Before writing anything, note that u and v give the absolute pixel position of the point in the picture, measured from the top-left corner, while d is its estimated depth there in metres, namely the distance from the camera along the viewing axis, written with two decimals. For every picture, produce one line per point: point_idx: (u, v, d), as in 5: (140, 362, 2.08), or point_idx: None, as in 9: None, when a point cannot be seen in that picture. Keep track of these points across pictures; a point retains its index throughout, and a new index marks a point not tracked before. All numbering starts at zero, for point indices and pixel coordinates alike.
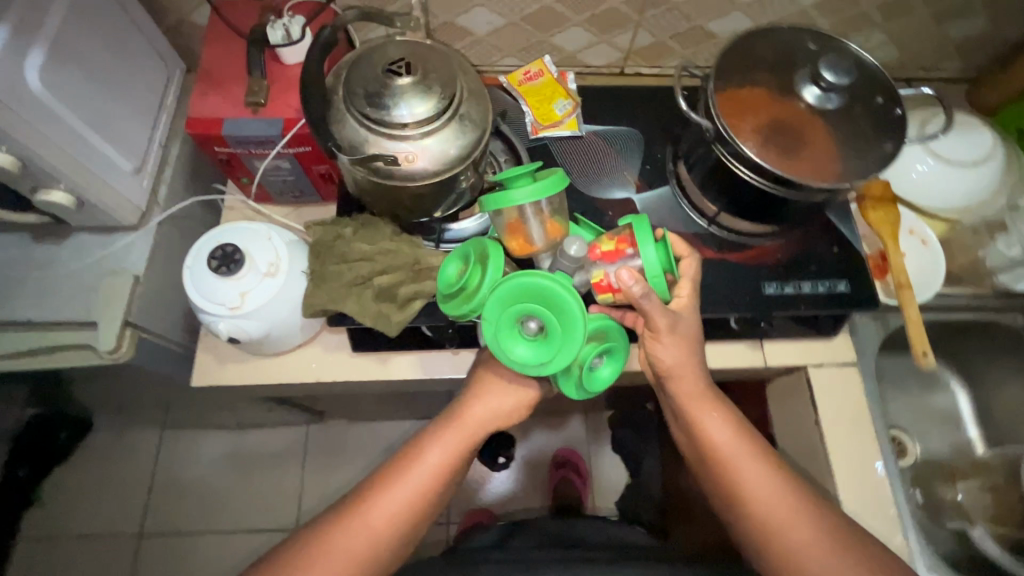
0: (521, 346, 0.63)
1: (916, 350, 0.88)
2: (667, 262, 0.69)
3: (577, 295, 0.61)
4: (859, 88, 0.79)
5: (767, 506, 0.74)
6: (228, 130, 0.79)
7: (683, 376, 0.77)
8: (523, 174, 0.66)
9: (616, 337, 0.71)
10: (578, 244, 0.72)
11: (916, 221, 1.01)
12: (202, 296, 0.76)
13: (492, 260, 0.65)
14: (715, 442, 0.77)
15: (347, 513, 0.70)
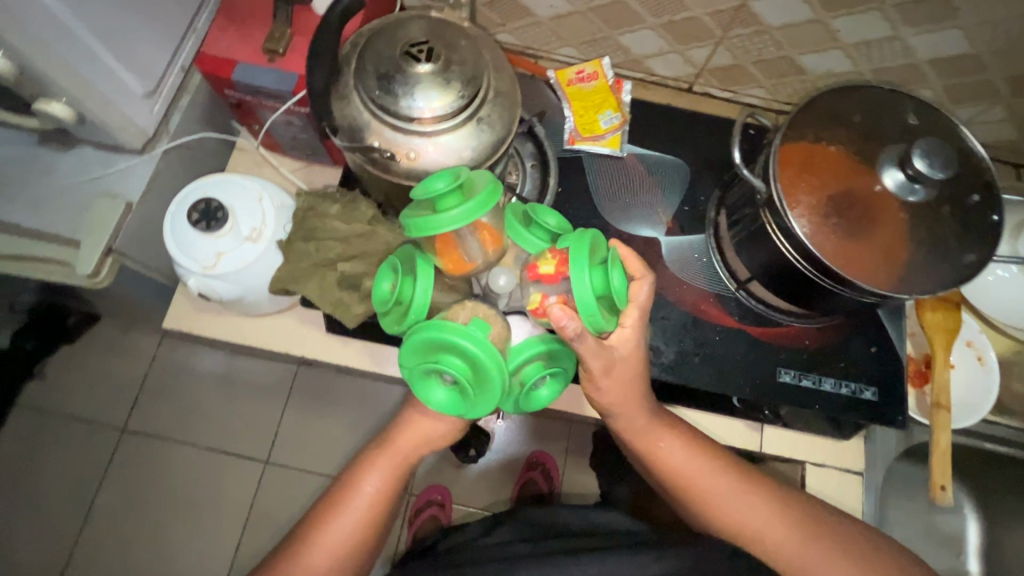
0: (439, 391, 0.53)
1: (934, 482, 0.78)
2: (610, 288, 0.51)
3: (493, 352, 0.49)
4: (951, 182, 0.67)
5: (741, 518, 0.66)
6: (241, 76, 0.73)
7: (625, 411, 0.65)
8: (450, 189, 0.48)
9: (563, 358, 0.56)
10: (505, 277, 0.59)
11: (977, 334, 0.88)
12: (178, 247, 0.72)
13: (418, 287, 0.53)
14: (671, 472, 0.68)
15: (285, 561, 0.62)
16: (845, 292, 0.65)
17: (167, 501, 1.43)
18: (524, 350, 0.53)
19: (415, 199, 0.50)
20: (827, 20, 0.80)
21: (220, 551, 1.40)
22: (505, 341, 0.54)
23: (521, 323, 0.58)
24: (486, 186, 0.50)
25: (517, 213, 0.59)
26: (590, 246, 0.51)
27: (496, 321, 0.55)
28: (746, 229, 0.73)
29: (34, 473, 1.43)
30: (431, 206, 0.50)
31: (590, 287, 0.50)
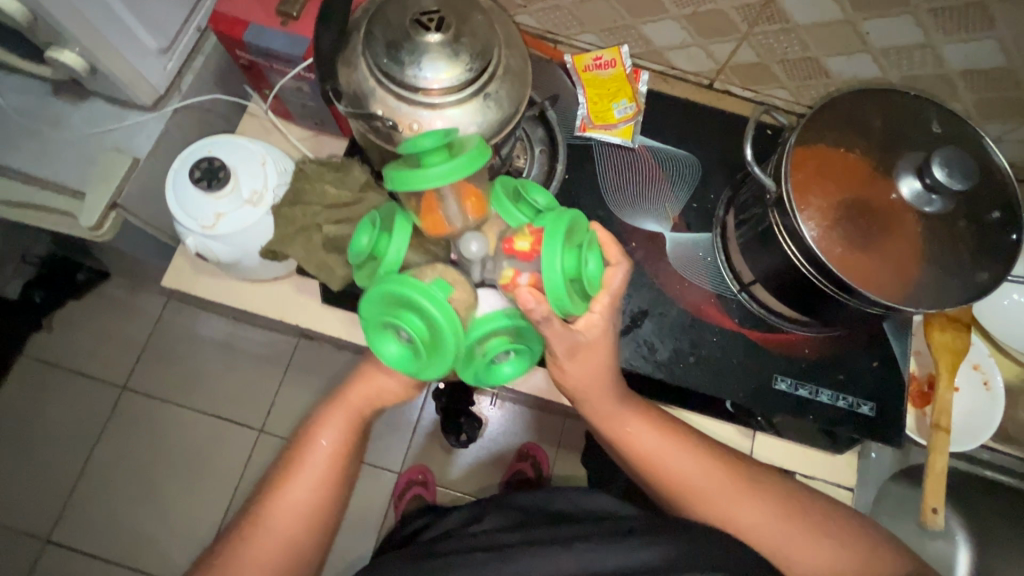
0: (393, 345, 0.53)
1: (925, 505, 0.77)
2: (578, 271, 0.52)
3: (452, 317, 0.50)
4: (969, 196, 0.64)
5: (707, 497, 0.67)
6: (253, 38, 0.73)
7: (590, 396, 0.65)
8: (436, 146, 0.47)
9: (529, 337, 0.57)
10: (477, 243, 0.57)
11: (986, 357, 0.85)
12: (179, 206, 0.71)
13: (393, 245, 0.54)
14: (638, 456, 0.68)
15: (253, 520, 0.63)
16: (849, 302, 0.63)
17: (159, 461, 1.44)
18: (487, 321, 0.54)
19: (400, 153, 0.48)
20: (857, 22, 0.77)
21: (209, 513, 1.41)
22: (472, 310, 0.54)
23: (491, 297, 0.56)
24: (474, 147, 0.48)
25: (506, 188, 0.59)
26: (566, 228, 0.52)
27: (463, 285, 0.55)
28: (753, 230, 0.71)
29: (33, 423, 1.45)
30: (414, 162, 0.48)
31: (559, 267, 0.51)
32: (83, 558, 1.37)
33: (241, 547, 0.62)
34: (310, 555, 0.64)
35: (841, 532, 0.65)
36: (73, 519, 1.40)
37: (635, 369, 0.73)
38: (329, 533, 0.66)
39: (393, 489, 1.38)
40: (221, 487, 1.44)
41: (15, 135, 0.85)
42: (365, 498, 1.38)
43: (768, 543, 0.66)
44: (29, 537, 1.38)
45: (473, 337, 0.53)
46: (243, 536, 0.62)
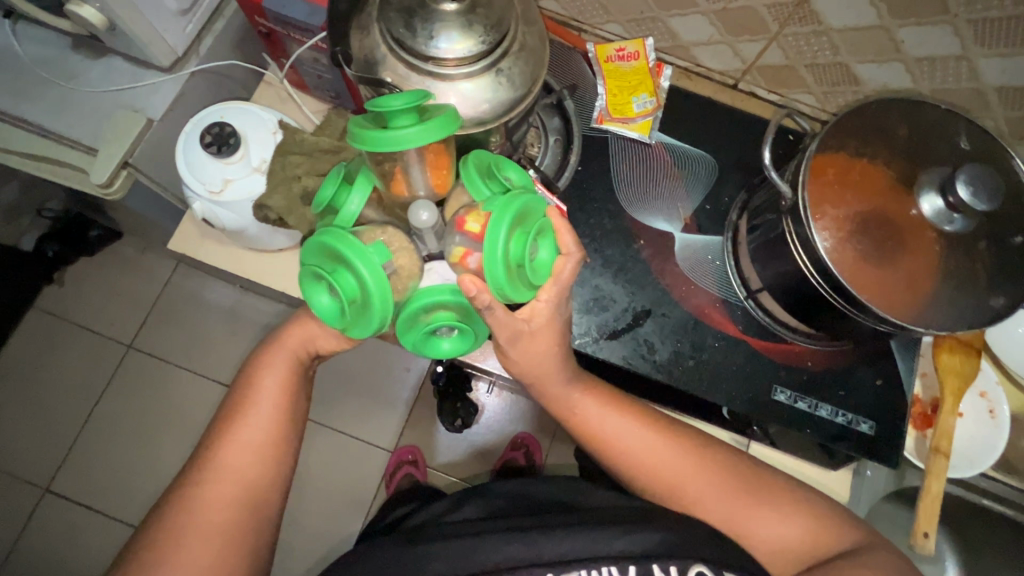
0: (325, 298, 0.53)
1: (917, 529, 0.76)
2: (522, 256, 0.51)
3: (384, 283, 0.50)
4: (993, 218, 0.62)
5: (667, 479, 0.67)
6: (272, 5, 0.72)
7: (546, 378, 0.64)
8: (406, 108, 0.48)
9: (473, 317, 0.57)
10: (427, 212, 0.55)
11: (994, 385, 0.83)
12: (187, 168, 0.71)
13: (349, 203, 0.55)
14: (590, 437, 0.68)
15: (211, 468, 0.62)
16: (859, 317, 0.61)
17: (158, 422, 1.47)
18: (431, 294, 0.55)
19: (369, 109, 0.50)
20: (893, 28, 0.74)
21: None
22: (414, 279, 0.56)
23: (442, 267, 0.57)
24: (444, 113, 0.49)
25: (480, 163, 0.57)
26: (514, 213, 0.50)
27: (409, 252, 0.56)
28: (766, 236, 0.70)
29: (40, 374, 1.48)
30: (382, 120, 0.50)
31: (502, 254, 0.49)
32: (79, 508, 1.41)
33: (203, 497, 0.61)
34: (270, 504, 0.64)
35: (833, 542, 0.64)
36: (72, 471, 1.43)
37: (633, 368, 0.73)
38: (284, 481, 0.66)
39: (384, 469, 1.39)
40: None
41: (32, 86, 0.85)
42: (357, 474, 1.39)
43: (730, 523, 0.65)
44: (30, 485, 1.41)
45: (417, 306, 0.55)
46: (203, 483, 0.62)
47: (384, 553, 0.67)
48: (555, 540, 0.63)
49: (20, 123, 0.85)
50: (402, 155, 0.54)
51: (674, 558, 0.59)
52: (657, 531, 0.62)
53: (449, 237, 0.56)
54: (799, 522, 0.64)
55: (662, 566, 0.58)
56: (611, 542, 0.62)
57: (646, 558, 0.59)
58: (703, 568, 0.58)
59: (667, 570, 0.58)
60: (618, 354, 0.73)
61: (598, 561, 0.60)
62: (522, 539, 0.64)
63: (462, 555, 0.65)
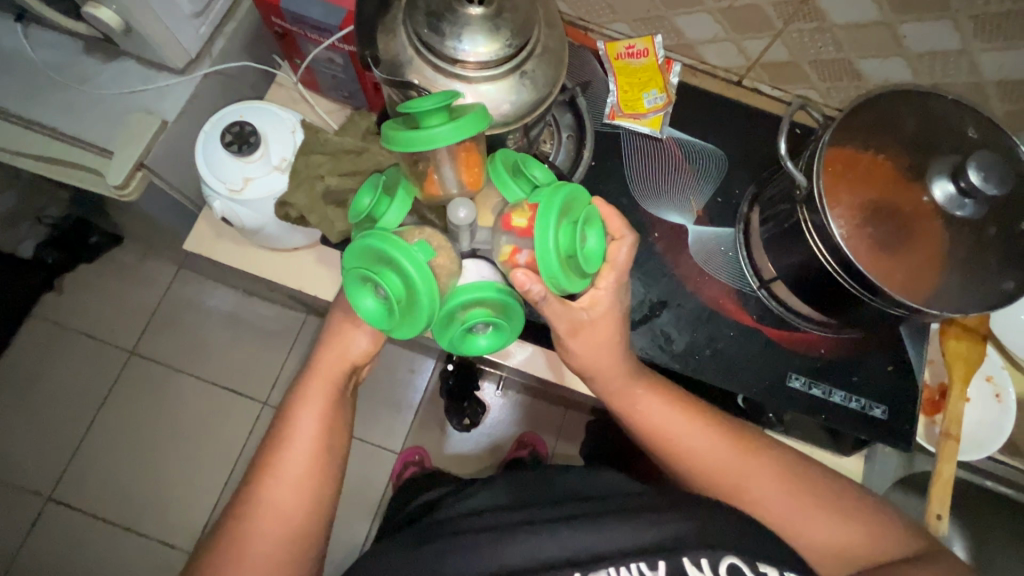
0: (369, 301, 0.53)
1: (931, 510, 0.77)
2: (570, 245, 0.53)
3: (430, 279, 0.49)
4: (1000, 204, 0.64)
5: (723, 474, 0.67)
6: (290, 6, 0.73)
7: (602, 373, 0.66)
8: (436, 107, 0.49)
9: (511, 312, 0.58)
10: (466, 209, 0.56)
11: (1000, 369, 0.85)
12: (207, 167, 0.71)
13: (389, 211, 0.56)
14: (646, 431, 0.69)
15: (262, 484, 0.63)
16: (873, 301, 0.63)
17: (164, 429, 1.46)
18: (470, 290, 0.56)
19: (401, 112, 0.51)
20: (894, 24, 0.76)
21: (211, 481, 1.43)
22: (453, 277, 0.56)
23: (480, 266, 0.59)
24: (473, 111, 0.50)
25: (506, 160, 0.59)
26: (560, 203, 0.52)
27: (447, 250, 0.56)
28: (779, 226, 0.71)
29: (43, 382, 1.47)
30: (413, 122, 0.51)
31: (553, 245, 0.52)
32: (86, 518, 1.39)
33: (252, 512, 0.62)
34: (316, 521, 0.65)
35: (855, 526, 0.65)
36: (77, 481, 1.41)
37: (651, 358, 0.74)
38: (334, 498, 0.68)
39: (392, 470, 1.39)
40: (224, 456, 1.45)
41: (44, 89, 0.85)
42: (367, 475, 1.39)
43: (786, 520, 0.66)
44: (34, 495, 1.40)
45: (453, 303, 0.56)
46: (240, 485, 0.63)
47: (413, 547, 0.68)
48: (590, 534, 0.64)
49: (33, 126, 0.85)
50: (433, 152, 0.55)
51: (704, 551, 0.60)
52: (685, 521, 0.63)
53: (496, 234, 0.58)
54: (821, 507, 0.66)
55: (692, 558, 0.60)
56: (644, 532, 0.63)
57: (675, 551, 0.60)
58: (735, 559, 0.59)
59: (697, 563, 0.59)
60: (635, 345, 0.74)
61: (627, 557, 0.61)
62: (560, 533, 0.64)
63: (494, 545, 0.65)
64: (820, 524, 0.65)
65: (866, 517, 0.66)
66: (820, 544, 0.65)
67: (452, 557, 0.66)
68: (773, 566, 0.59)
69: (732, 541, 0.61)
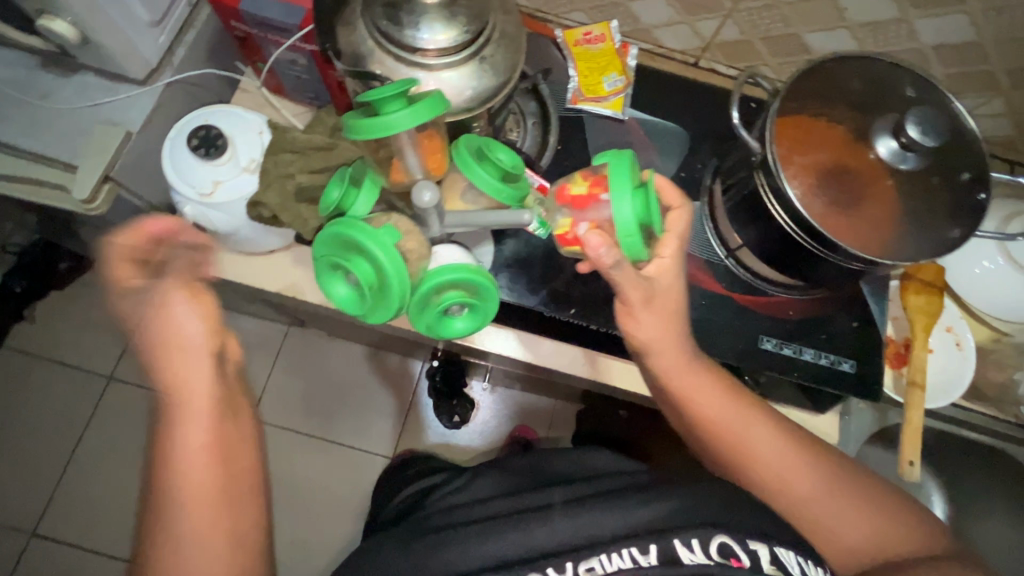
0: (342, 287, 0.54)
1: (903, 458, 0.80)
2: (644, 212, 0.60)
3: (399, 262, 0.50)
4: (943, 157, 0.67)
5: (765, 464, 0.68)
6: (249, 7, 0.74)
7: (662, 351, 0.68)
8: (394, 96, 0.53)
9: (485, 294, 0.60)
10: (430, 191, 0.56)
11: (957, 320, 0.90)
12: (175, 173, 0.71)
13: (358, 203, 0.58)
14: (703, 420, 0.70)
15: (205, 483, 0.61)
16: (834, 258, 0.66)
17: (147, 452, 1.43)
18: (444, 273, 0.57)
19: (361, 102, 0.54)
20: None
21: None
22: (424, 261, 0.58)
23: (449, 250, 0.62)
24: (430, 97, 0.53)
25: (471, 146, 0.61)
26: (633, 171, 0.59)
27: (417, 235, 0.58)
28: (740, 193, 0.74)
29: (17, 414, 1.43)
30: (374, 111, 0.54)
31: (629, 211, 0.58)
32: (73, 549, 1.36)
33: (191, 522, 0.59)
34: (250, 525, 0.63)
35: (858, 497, 0.67)
36: (60, 512, 1.38)
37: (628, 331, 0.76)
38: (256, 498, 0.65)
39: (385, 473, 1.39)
40: None
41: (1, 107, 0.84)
42: (360, 480, 1.39)
43: (817, 519, 0.67)
44: (15, 530, 1.37)
45: (427, 287, 0.57)
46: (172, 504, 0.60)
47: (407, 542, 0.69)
48: (584, 522, 0.65)
49: None
50: (399, 139, 0.56)
51: (694, 531, 0.61)
52: (678, 499, 0.65)
53: (555, 208, 0.67)
54: (821, 483, 0.67)
55: (681, 538, 0.61)
56: (637, 514, 0.65)
57: (666, 533, 0.61)
58: (725, 538, 0.61)
59: (688, 544, 0.60)
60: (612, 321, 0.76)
61: (618, 543, 0.61)
62: (562, 517, 0.65)
63: (489, 536, 0.65)
64: (842, 517, 0.66)
65: (868, 497, 0.67)
66: (848, 538, 0.66)
67: (450, 547, 0.66)
68: (763, 542, 0.61)
69: (720, 518, 0.63)
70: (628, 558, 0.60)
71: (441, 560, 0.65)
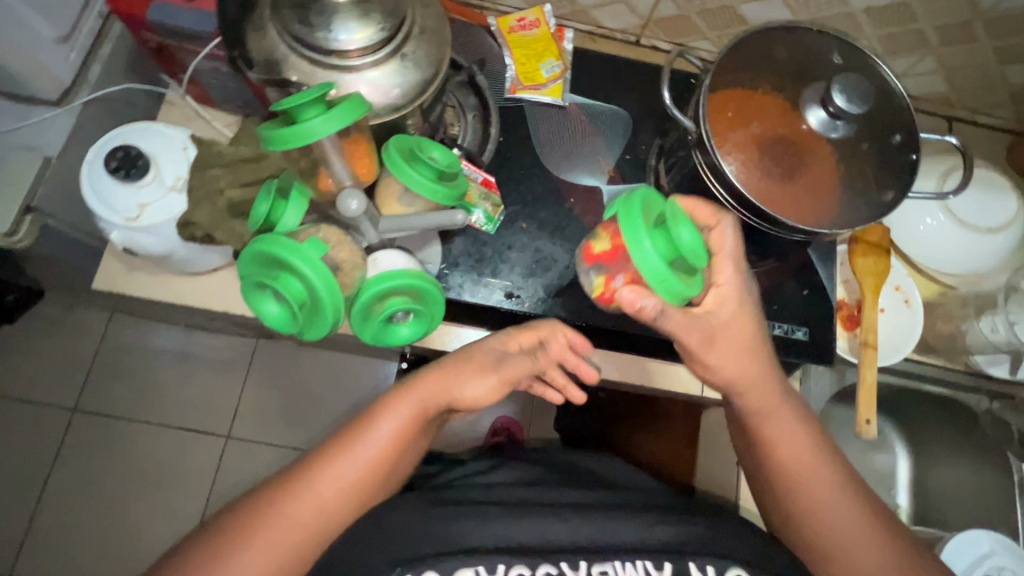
0: (273, 306, 0.51)
1: (859, 417, 0.82)
2: (672, 251, 0.58)
3: (328, 276, 0.48)
4: (871, 121, 0.68)
5: (840, 520, 0.62)
6: (158, 16, 0.70)
7: (746, 389, 0.64)
8: (311, 100, 0.50)
9: (428, 299, 0.59)
10: (356, 201, 0.55)
11: (905, 278, 0.92)
12: (96, 199, 0.67)
13: (287, 215, 0.56)
14: (768, 442, 0.65)
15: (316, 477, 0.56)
16: (775, 231, 0.66)
17: (119, 484, 1.37)
18: (392, 278, 0.56)
19: (278, 111, 0.52)
20: None
21: (183, 527, 1.36)
22: (359, 270, 0.58)
23: (391, 257, 0.60)
24: (350, 101, 0.51)
25: (402, 146, 0.60)
26: (643, 215, 0.59)
27: (349, 245, 0.57)
28: (682, 172, 0.74)
29: None
30: (293, 120, 0.52)
31: (653, 257, 0.57)
32: None
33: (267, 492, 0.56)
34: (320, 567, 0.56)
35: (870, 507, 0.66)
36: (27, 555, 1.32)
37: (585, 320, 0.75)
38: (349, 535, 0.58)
39: None
40: (191, 499, 1.38)
41: None
42: None
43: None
44: None
45: (372, 293, 0.56)
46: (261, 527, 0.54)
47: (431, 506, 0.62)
48: (604, 526, 0.61)
49: None
50: (320, 146, 0.54)
51: (711, 560, 0.59)
52: (699, 525, 0.63)
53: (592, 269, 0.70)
54: (858, 519, 0.62)
55: (695, 562, 0.58)
56: (655, 531, 0.61)
57: (682, 556, 0.59)
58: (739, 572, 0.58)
59: (703, 569, 0.58)
60: (567, 310, 0.75)
61: (632, 553, 0.59)
62: (600, 514, 0.62)
63: (514, 518, 0.61)
64: None
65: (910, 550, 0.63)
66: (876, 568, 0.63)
67: (467, 521, 0.60)
68: None
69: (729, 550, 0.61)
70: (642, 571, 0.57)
71: (449, 527, 0.59)
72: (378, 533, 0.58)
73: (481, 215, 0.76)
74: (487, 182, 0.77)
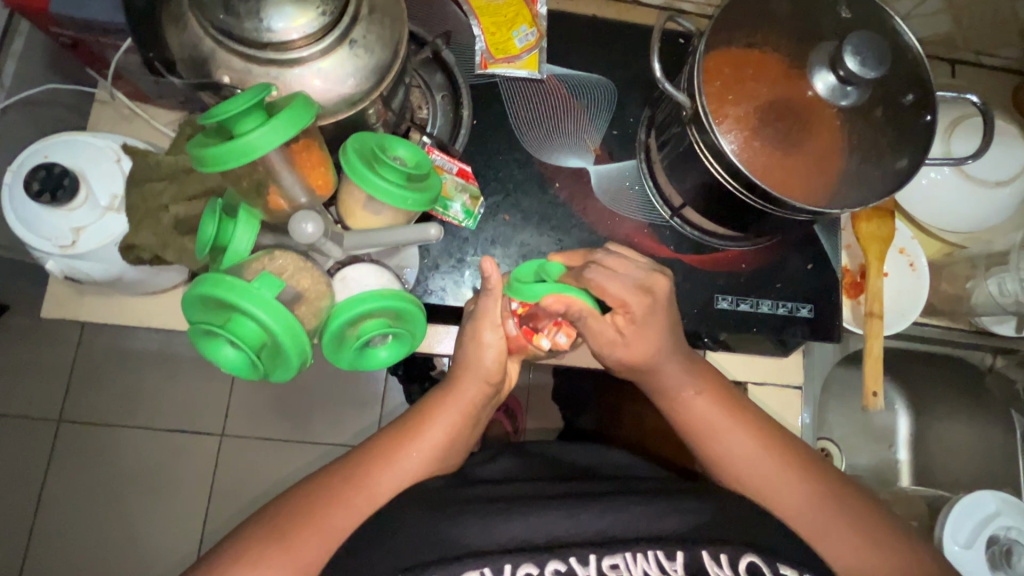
0: (230, 351, 0.46)
1: (867, 390, 0.78)
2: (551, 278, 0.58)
3: (288, 317, 0.44)
4: (882, 81, 0.62)
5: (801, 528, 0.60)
6: (64, 8, 0.60)
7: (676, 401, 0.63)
8: (247, 109, 0.43)
9: (408, 319, 0.54)
10: (313, 224, 0.50)
11: (910, 241, 0.88)
12: (25, 226, 0.60)
13: (238, 240, 0.49)
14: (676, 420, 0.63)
15: (339, 495, 0.54)
16: (778, 212, 0.61)
17: (101, 496, 1.25)
18: (365, 302, 0.50)
19: (208, 123, 0.44)
20: None
21: (178, 545, 1.25)
22: (327, 297, 0.53)
23: (359, 274, 0.57)
24: (293, 104, 0.44)
25: (362, 145, 0.53)
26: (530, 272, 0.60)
27: (311, 270, 0.52)
28: (675, 149, 0.68)
29: None
30: (228, 132, 0.45)
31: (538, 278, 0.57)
32: None
33: (273, 518, 0.53)
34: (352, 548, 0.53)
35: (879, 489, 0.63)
36: None
37: None
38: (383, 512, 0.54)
39: None
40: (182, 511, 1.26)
41: None
42: None
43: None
44: None
45: (342, 321, 0.50)
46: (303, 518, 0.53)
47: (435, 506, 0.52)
48: (617, 518, 0.53)
49: None
50: (265, 159, 0.48)
51: (724, 544, 0.51)
52: (700, 508, 0.54)
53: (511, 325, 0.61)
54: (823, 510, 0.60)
55: (712, 553, 0.50)
56: (661, 521, 0.52)
57: (692, 542, 0.51)
58: (754, 557, 0.50)
59: (717, 559, 0.50)
60: None
61: (642, 543, 0.50)
62: (600, 505, 0.54)
63: (517, 513, 0.52)
64: None
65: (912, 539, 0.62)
66: None
67: (467, 520, 0.51)
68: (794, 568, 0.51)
69: (759, 540, 0.52)
70: (654, 564, 0.49)
71: (443, 531, 0.50)
72: (372, 540, 0.50)
73: (459, 210, 0.69)
74: (464, 172, 0.69)
